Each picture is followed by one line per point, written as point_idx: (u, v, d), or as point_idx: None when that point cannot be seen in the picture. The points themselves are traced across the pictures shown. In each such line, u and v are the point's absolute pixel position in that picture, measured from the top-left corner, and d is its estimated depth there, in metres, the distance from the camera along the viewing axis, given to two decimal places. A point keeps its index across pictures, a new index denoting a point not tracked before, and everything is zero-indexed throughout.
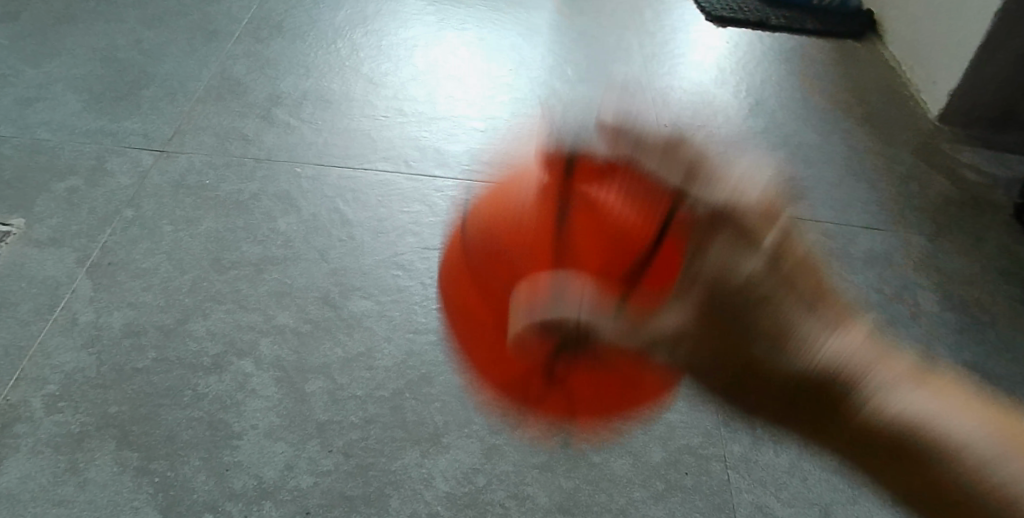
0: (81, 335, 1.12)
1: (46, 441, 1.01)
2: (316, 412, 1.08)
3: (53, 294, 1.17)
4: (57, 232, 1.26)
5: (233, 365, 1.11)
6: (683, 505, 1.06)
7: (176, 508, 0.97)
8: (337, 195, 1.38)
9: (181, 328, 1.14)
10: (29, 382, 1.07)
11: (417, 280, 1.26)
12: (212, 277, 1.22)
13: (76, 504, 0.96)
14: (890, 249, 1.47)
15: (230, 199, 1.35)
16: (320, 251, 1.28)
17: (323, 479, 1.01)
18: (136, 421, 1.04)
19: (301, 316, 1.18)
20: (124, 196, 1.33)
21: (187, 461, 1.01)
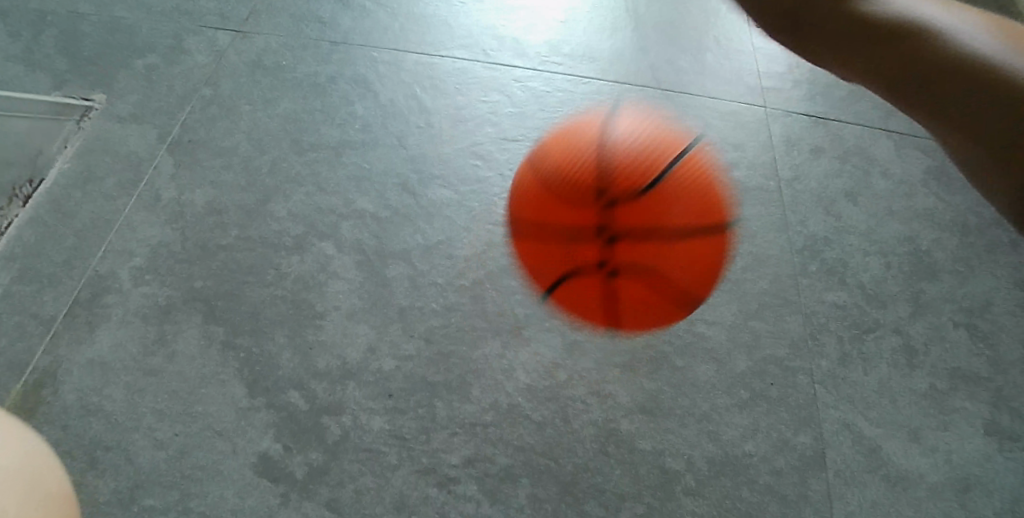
0: (165, 211, 1.11)
1: (135, 311, 1.02)
2: (397, 297, 1.06)
3: (137, 171, 1.16)
4: (138, 109, 1.24)
5: (314, 247, 1.09)
6: (769, 414, 1.03)
7: (262, 383, 0.97)
8: (414, 80, 1.33)
9: (262, 209, 1.13)
10: (117, 254, 1.07)
11: (497, 171, 1.22)
12: (291, 159, 1.19)
13: (166, 374, 0.97)
14: None
15: (307, 81, 1.31)
16: (398, 138, 1.24)
17: (405, 364, 1.00)
18: (220, 297, 1.04)
19: (380, 202, 1.15)
20: (202, 74, 1.30)
21: (271, 338, 1.01)
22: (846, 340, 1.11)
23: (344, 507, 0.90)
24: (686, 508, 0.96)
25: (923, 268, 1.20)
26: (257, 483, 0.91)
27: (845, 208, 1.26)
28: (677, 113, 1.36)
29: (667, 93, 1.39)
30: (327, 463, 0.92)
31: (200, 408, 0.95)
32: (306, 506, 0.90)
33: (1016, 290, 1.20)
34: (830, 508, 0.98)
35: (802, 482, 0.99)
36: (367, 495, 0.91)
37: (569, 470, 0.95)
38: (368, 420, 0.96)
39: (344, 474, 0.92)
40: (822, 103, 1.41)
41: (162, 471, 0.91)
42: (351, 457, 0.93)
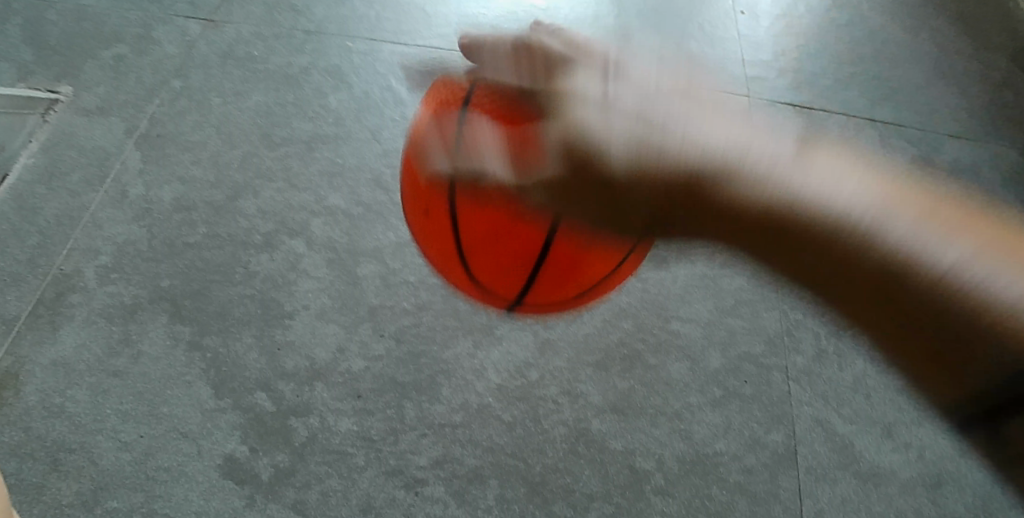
0: (132, 208, 1.10)
1: (100, 311, 1.00)
2: (368, 296, 1.05)
3: (104, 166, 1.14)
4: (105, 101, 1.21)
5: (285, 245, 1.08)
6: (742, 413, 1.03)
7: (228, 384, 0.96)
8: (390, 71, 1.31)
9: (232, 205, 1.11)
10: (82, 252, 1.05)
11: None
12: (262, 154, 1.17)
13: (130, 376, 0.96)
14: (976, 161, 1.36)
15: (280, 73, 1.28)
16: (372, 131, 1.22)
17: (375, 364, 0.99)
18: (187, 297, 1.02)
19: (352, 198, 1.14)
20: (172, 66, 1.27)
21: (239, 338, 1.00)
22: (822, 336, 1.10)
23: (310, 509, 0.90)
24: (655, 507, 0.96)
25: None
26: (222, 484, 0.90)
27: None
28: None
29: None
30: (294, 465, 0.92)
31: (165, 409, 0.94)
32: (271, 508, 0.89)
33: None
34: (800, 507, 0.98)
35: (773, 481, 0.99)
36: (333, 497, 0.91)
37: (538, 471, 0.95)
38: (336, 421, 0.95)
39: (310, 476, 0.91)
40: (806, 92, 1.42)
41: (126, 474, 0.90)
42: (318, 459, 0.92)
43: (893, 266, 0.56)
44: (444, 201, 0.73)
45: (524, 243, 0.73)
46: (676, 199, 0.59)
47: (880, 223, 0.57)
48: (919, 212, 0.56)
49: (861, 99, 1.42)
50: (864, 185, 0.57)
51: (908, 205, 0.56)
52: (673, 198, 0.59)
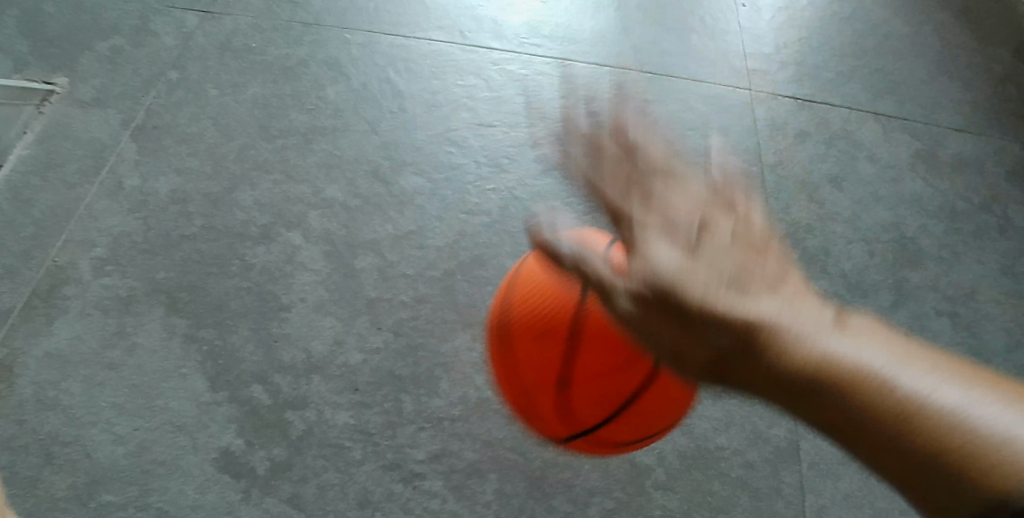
0: (128, 200, 1.09)
1: (95, 303, 0.99)
2: (366, 289, 1.04)
3: (100, 157, 1.13)
4: (101, 93, 1.20)
5: (282, 237, 1.07)
6: (744, 407, 1.02)
7: (225, 377, 0.95)
8: (388, 63, 1.30)
9: (228, 197, 1.10)
10: (77, 244, 1.04)
11: (471, 158, 1.19)
12: (259, 146, 1.16)
13: (126, 368, 0.95)
14: (979, 155, 1.35)
15: (277, 64, 1.27)
16: (370, 124, 1.21)
17: (372, 357, 0.98)
18: (183, 289, 1.01)
19: (350, 190, 1.13)
20: (168, 57, 1.26)
21: (235, 330, 0.99)
22: None
23: (306, 504, 0.88)
24: (656, 502, 0.94)
25: (907, 255, 1.22)
26: (217, 478, 0.89)
27: (829, 194, 1.26)
28: (659, 97, 1.33)
29: (648, 75, 1.36)
30: (291, 458, 0.91)
31: (160, 402, 0.93)
32: (267, 502, 0.88)
33: (1002, 277, 1.22)
34: (803, 502, 0.97)
35: (775, 476, 0.98)
36: (330, 491, 0.89)
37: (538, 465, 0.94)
38: (333, 414, 0.94)
39: (306, 470, 0.90)
40: (808, 85, 1.40)
41: (120, 467, 0.89)
42: (315, 452, 0.91)
43: (924, 447, 0.51)
44: (556, 310, 0.71)
45: (613, 397, 0.72)
46: (739, 356, 0.56)
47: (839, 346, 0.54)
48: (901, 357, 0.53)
49: (864, 93, 1.41)
50: (883, 352, 0.53)
51: (895, 349, 0.53)
52: (695, 328, 0.57)
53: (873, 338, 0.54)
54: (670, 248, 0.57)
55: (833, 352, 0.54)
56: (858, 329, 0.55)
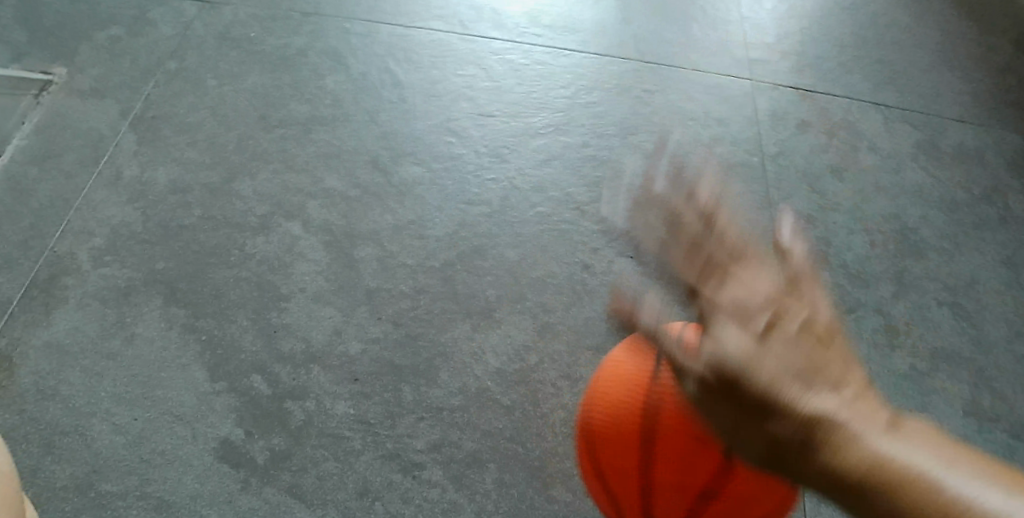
0: (127, 190, 1.08)
1: (94, 293, 0.99)
2: (365, 279, 1.04)
3: (98, 148, 1.12)
4: (100, 83, 1.20)
5: (281, 227, 1.07)
6: None
7: (224, 367, 0.95)
8: (387, 53, 1.29)
9: (227, 187, 1.10)
10: (76, 234, 1.04)
11: (471, 148, 1.19)
12: (258, 136, 1.16)
13: (125, 358, 0.95)
14: (981, 145, 1.35)
15: (276, 54, 1.27)
16: (369, 114, 1.21)
17: (372, 347, 0.98)
18: (182, 279, 1.01)
19: (349, 180, 1.13)
20: (167, 47, 1.26)
21: (234, 320, 0.98)
22: None
23: (306, 493, 0.88)
24: None
25: (908, 245, 1.21)
26: (217, 468, 0.89)
27: (830, 184, 1.26)
28: (659, 87, 1.32)
29: (649, 65, 1.35)
30: (290, 448, 0.91)
31: (160, 392, 0.93)
32: (267, 492, 0.88)
33: (1004, 267, 1.21)
34: None
35: None
36: (330, 480, 0.89)
37: (538, 455, 0.93)
38: (332, 404, 0.94)
39: (306, 460, 0.90)
40: (810, 75, 1.40)
41: (120, 457, 0.89)
42: (314, 442, 0.91)
43: None
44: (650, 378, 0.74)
45: (690, 470, 0.72)
46: (784, 451, 0.55)
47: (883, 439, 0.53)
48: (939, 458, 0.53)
49: (865, 83, 1.40)
50: (932, 454, 0.53)
51: (935, 446, 0.54)
52: (762, 419, 0.55)
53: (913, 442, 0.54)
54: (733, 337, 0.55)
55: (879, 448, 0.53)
56: (912, 430, 0.55)
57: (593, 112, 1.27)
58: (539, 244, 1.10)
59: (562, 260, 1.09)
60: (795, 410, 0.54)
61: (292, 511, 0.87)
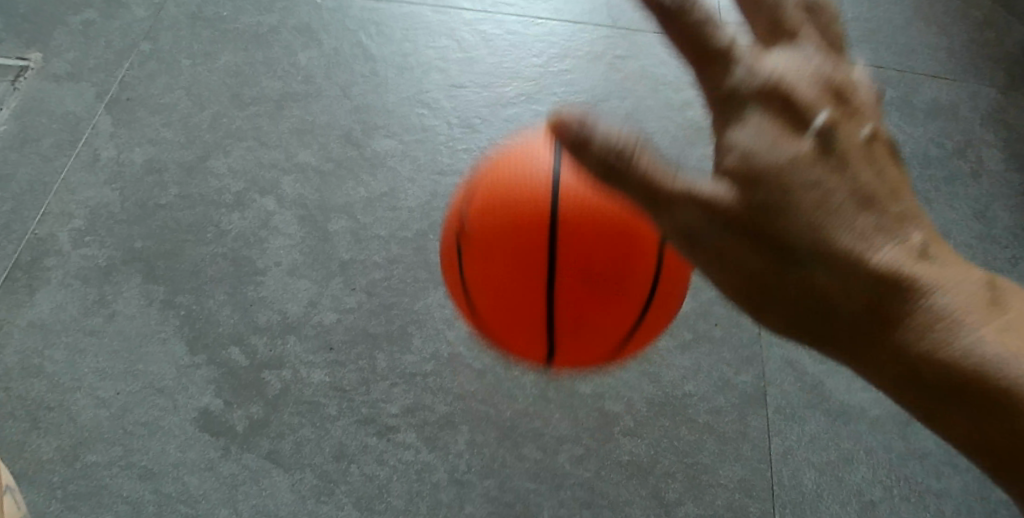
0: (104, 172, 1.11)
1: (74, 273, 1.02)
2: (339, 250, 1.06)
3: (75, 131, 1.14)
4: (75, 67, 1.21)
5: (255, 203, 1.09)
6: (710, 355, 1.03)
7: (202, 340, 0.98)
8: (359, 27, 1.30)
9: (203, 165, 1.12)
10: (56, 216, 1.06)
11: (443, 119, 1.21)
12: (232, 114, 1.18)
13: (107, 334, 0.98)
14: (956, 100, 1.35)
15: (248, 32, 1.28)
16: (342, 88, 1.22)
17: (346, 316, 1.01)
18: (161, 256, 1.04)
19: (323, 154, 1.15)
20: (140, 29, 1.27)
21: (212, 295, 1.01)
22: None
23: (284, 458, 0.92)
24: (624, 448, 0.96)
25: None
26: (197, 436, 0.93)
27: None
28: (632, 52, 1.33)
29: (622, 31, 1.36)
30: (267, 416, 0.94)
31: (141, 366, 0.96)
32: (246, 458, 0.92)
33: (975, 222, 1.23)
34: (769, 445, 0.99)
35: (741, 420, 1.00)
36: (307, 445, 0.93)
37: (508, 416, 0.97)
38: (309, 373, 0.97)
39: (284, 426, 0.94)
40: None
41: (104, 429, 0.92)
42: (291, 410, 0.95)
43: (963, 370, 0.48)
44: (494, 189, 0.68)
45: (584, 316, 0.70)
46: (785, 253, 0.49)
47: (923, 260, 0.50)
48: (984, 300, 0.49)
49: None
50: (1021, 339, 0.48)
51: (980, 289, 0.49)
52: (767, 213, 0.48)
53: (1003, 332, 0.49)
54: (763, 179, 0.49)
55: (988, 348, 0.48)
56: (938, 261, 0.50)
57: (564, 79, 1.28)
58: None
59: None
60: (785, 219, 0.48)
61: (271, 476, 0.91)
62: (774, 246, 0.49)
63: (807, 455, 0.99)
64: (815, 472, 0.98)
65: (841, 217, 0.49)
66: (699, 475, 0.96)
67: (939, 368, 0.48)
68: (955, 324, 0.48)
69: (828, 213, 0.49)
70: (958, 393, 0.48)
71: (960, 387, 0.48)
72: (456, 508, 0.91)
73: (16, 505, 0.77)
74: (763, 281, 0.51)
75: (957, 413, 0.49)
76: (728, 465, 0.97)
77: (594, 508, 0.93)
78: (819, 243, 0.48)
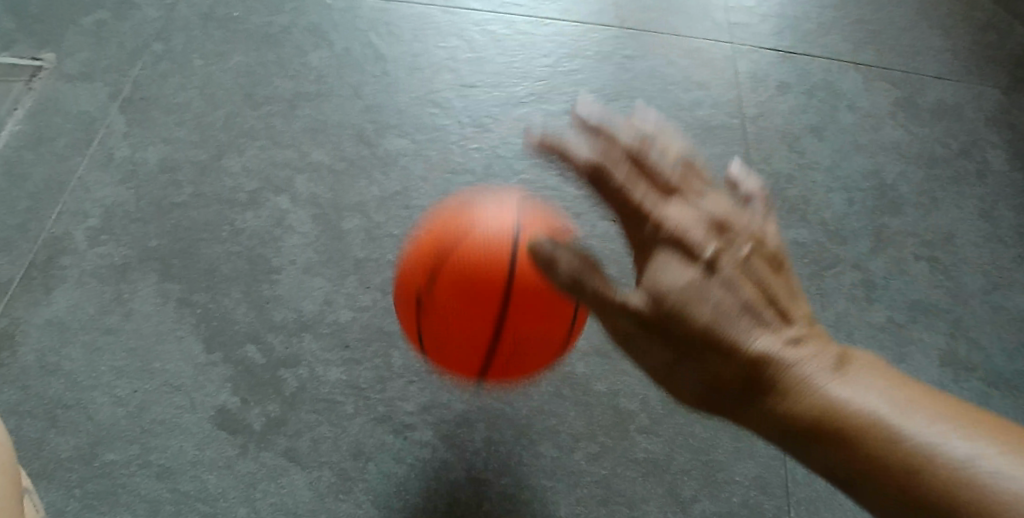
0: (118, 171, 1.11)
1: (90, 272, 1.02)
2: (353, 249, 1.06)
3: (89, 130, 1.15)
4: (88, 67, 1.22)
5: (269, 202, 1.09)
6: None
7: (218, 338, 0.98)
8: (370, 28, 1.31)
9: (217, 164, 1.12)
10: (71, 215, 1.07)
11: (454, 119, 1.21)
12: (245, 114, 1.18)
13: (124, 332, 0.98)
14: (961, 101, 1.36)
15: (259, 32, 1.28)
16: (354, 88, 1.23)
17: (361, 314, 1.01)
18: (176, 255, 1.04)
19: (336, 153, 1.15)
20: (152, 29, 1.27)
21: (227, 293, 1.02)
22: (805, 277, 1.13)
23: (302, 456, 0.92)
24: (639, 445, 0.97)
25: (888, 202, 1.23)
26: (215, 434, 0.93)
27: (810, 144, 1.28)
28: (641, 53, 1.34)
29: (631, 32, 1.36)
30: (284, 414, 0.94)
31: (157, 365, 0.96)
32: (263, 456, 0.92)
33: (982, 221, 1.23)
34: None
35: None
36: (324, 443, 0.93)
37: (524, 413, 0.97)
38: (324, 371, 0.97)
39: (301, 424, 0.94)
40: (791, 37, 1.41)
41: (122, 427, 0.92)
42: (308, 407, 0.95)
43: (887, 460, 0.56)
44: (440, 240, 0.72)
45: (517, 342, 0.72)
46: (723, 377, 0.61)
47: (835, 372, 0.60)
48: (899, 396, 0.58)
49: (846, 43, 1.42)
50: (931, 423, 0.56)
51: (892, 388, 0.59)
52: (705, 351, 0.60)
53: (886, 394, 0.58)
54: (685, 272, 0.60)
55: (924, 440, 0.55)
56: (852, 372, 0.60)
57: (575, 79, 1.28)
58: None
59: None
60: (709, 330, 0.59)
61: (288, 473, 0.91)
62: (713, 369, 0.61)
63: None
64: None
65: (753, 317, 0.60)
66: (715, 472, 0.96)
67: (877, 464, 0.56)
68: (871, 432, 0.57)
69: (733, 318, 0.59)
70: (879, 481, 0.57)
71: (886, 470, 0.56)
72: (474, 505, 0.92)
73: (36, 507, 0.78)
74: (710, 385, 0.62)
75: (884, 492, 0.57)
76: (743, 462, 0.97)
77: (611, 505, 0.93)
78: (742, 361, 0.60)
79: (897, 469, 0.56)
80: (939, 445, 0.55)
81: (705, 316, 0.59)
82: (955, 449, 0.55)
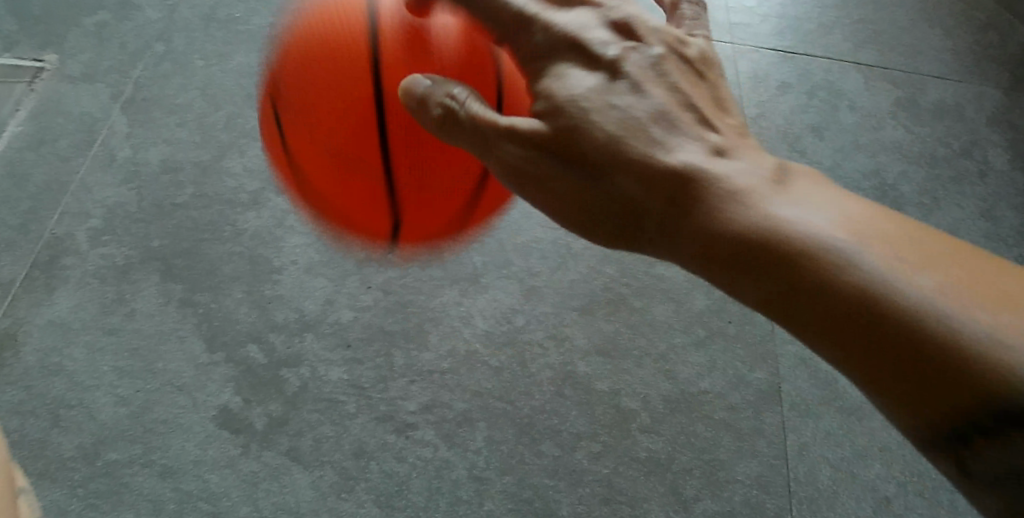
0: (120, 172, 1.11)
1: (93, 272, 1.02)
2: None
3: (91, 131, 1.15)
4: (90, 68, 1.22)
5: (271, 202, 1.10)
6: (724, 353, 1.03)
7: (220, 338, 0.99)
8: None
9: (218, 164, 1.13)
10: (73, 216, 1.07)
11: None
12: (247, 114, 1.18)
13: (126, 332, 0.98)
14: (961, 101, 1.36)
15: (260, 33, 1.28)
16: None
17: (363, 314, 1.02)
18: (178, 255, 1.04)
19: None
20: (154, 30, 1.27)
21: (229, 294, 1.02)
22: None
23: (304, 455, 0.92)
24: (641, 444, 0.97)
25: (887, 201, 1.23)
26: (217, 433, 0.93)
27: (810, 143, 1.28)
28: None
29: None
30: (286, 414, 0.94)
31: (159, 365, 0.97)
32: (265, 456, 0.92)
33: (981, 220, 1.23)
34: (785, 441, 0.99)
35: (756, 416, 1.00)
36: (326, 443, 0.93)
37: (525, 413, 0.97)
38: (326, 371, 0.97)
39: (303, 424, 0.94)
40: (791, 37, 1.41)
41: (124, 427, 0.93)
42: (310, 407, 0.95)
43: (846, 296, 0.49)
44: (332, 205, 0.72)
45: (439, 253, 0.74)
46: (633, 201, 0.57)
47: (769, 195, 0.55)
48: (861, 233, 0.51)
49: (846, 43, 1.42)
50: (893, 255, 0.50)
51: (847, 214, 0.53)
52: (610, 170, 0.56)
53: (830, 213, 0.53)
54: (593, 77, 0.58)
55: (883, 276, 0.49)
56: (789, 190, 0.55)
57: None
58: (524, 210, 1.12)
59: (547, 224, 1.11)
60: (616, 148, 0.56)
61: (291, 473, 0.91)
62: (625, 191, 0.56)
63: (823, 452, 0.99)
64: (830, 468, 0.98)
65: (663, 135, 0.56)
66: (717, 471, 0.96)
67: (839, 305, 0.49)
68: (828, 269, 0.50)
69: (635, 135, 0.56)
70: (840, 327, 0.49)
71: (834, 310, 0.49)
72: (476, 505, 0.92)
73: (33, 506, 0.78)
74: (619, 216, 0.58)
75: (846, 346, 0.49)
76: (745, 461, 0.97)
77: (613, 504, 0.93)
78: (649, 178, 0.55)
79: (863, 310, 0.48)
80: (909, 283, 0.48)
81: (610, 126, 0.56)
82: (918, 286, 0.48)
